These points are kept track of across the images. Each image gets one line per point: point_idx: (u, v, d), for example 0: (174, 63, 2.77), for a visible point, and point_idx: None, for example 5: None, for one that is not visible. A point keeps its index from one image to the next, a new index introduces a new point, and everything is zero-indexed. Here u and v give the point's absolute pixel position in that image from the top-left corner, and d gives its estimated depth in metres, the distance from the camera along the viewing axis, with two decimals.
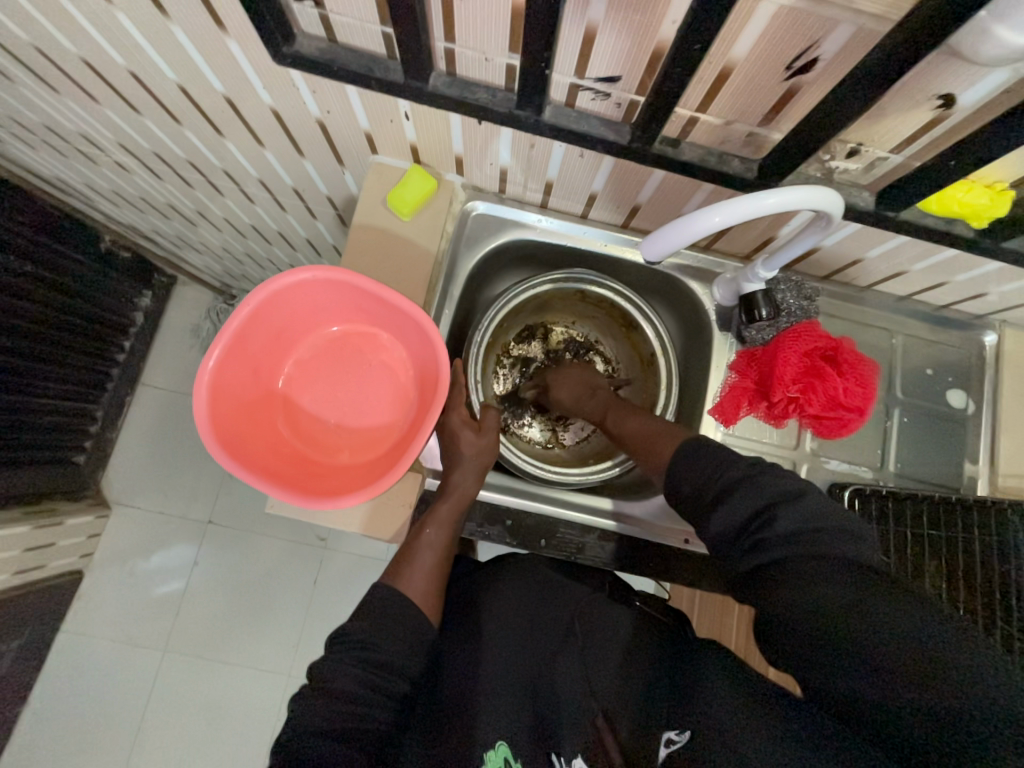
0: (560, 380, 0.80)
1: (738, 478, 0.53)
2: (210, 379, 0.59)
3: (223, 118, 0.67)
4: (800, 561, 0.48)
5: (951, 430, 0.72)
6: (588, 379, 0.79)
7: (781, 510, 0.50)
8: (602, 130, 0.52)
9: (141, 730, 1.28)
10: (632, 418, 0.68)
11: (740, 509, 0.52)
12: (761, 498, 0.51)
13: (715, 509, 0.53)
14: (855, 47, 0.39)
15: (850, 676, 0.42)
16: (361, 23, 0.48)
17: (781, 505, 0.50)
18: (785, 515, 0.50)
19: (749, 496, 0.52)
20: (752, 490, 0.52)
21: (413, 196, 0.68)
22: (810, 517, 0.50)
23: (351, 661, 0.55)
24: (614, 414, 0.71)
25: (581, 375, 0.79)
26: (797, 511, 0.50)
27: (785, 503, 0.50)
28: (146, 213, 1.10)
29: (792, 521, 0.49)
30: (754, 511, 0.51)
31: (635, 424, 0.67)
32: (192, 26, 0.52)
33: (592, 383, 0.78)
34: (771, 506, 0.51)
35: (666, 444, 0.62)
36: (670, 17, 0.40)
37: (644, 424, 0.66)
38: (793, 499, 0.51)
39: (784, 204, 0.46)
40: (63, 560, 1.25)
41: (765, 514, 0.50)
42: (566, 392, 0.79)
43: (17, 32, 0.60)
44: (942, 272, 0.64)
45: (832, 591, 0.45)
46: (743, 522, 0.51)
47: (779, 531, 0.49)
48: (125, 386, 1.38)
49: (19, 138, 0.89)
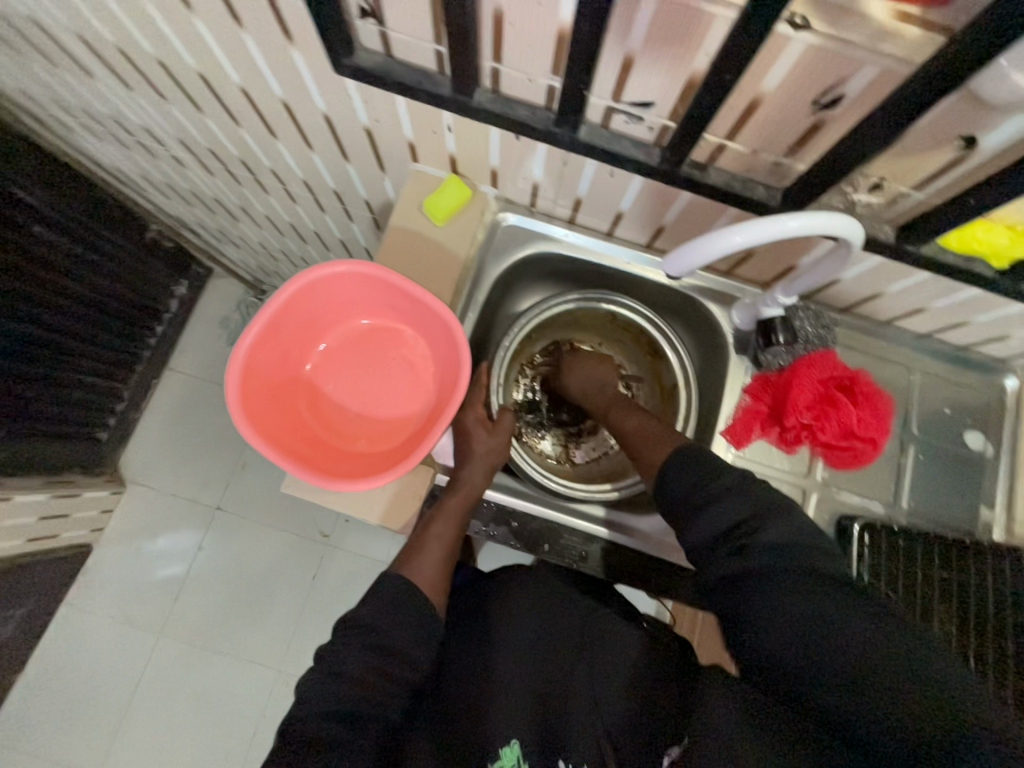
0: (571, 370, 0.82)
1: (723, 488, 0.55)
2: (244, 358, 0.62)
3: (278, 120, 0.72)
4: (774, 574, 0.48)
5: (968, 473, 0.71)
6: (597, 372, 0.80)
7: (768, 523, 0.51)
8: (633, 151, 0.55)
9: (128, 711, 1.28)
10: (632, 418, 0.71)
11: (725, 516, 0.53)
12: (747, 509, 0.53)
13: (702, 512, 0.54)
14: (880, 87, 0.41)
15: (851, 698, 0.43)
16: (417, 41, 0.52)
17: (767, 517, 0.52)
18: (772, 525, 0.51)
19: (735, 506, 0.53)
20: (737, 499, 0.54)
21: (448, 203, 0.71)
22: (795, 532, 0.51)
23: (359, 646, 0.55)
24: (616, 412, 0.74)
25: (593, 367, 0.81)
26: (784, 526, 0.51)
27: (769, 518, 0.52)
28: (192, 205, 1.16)
29: (778, 532, 0.50)
30: (737, 520, 0.53)
31: (635, 424, 0.70)
32: (262, 36, 0.57)
33: (602, 377, 0.79)
34: (755, 517, 0.52)
35: (659, 449, 0.64)
36: (705, 49, 0.42)
37: (641, 424, 0.69)
38: (774, 514, 0.52)
39: (807, 228, 0.47)
40: (74, 532, 1.29)
41: (748, 526, 0.52)
42: (575, 380, 0.81)
43: (104, 32, 0.66)
44: (964, 311, 0.64)
45: (809, 603, 0.46)
46: (726, 529, 0.53)
47: (765, 539, 0.50)
48: (153, 369, 1.43)
49: (88, 130, 0.97)
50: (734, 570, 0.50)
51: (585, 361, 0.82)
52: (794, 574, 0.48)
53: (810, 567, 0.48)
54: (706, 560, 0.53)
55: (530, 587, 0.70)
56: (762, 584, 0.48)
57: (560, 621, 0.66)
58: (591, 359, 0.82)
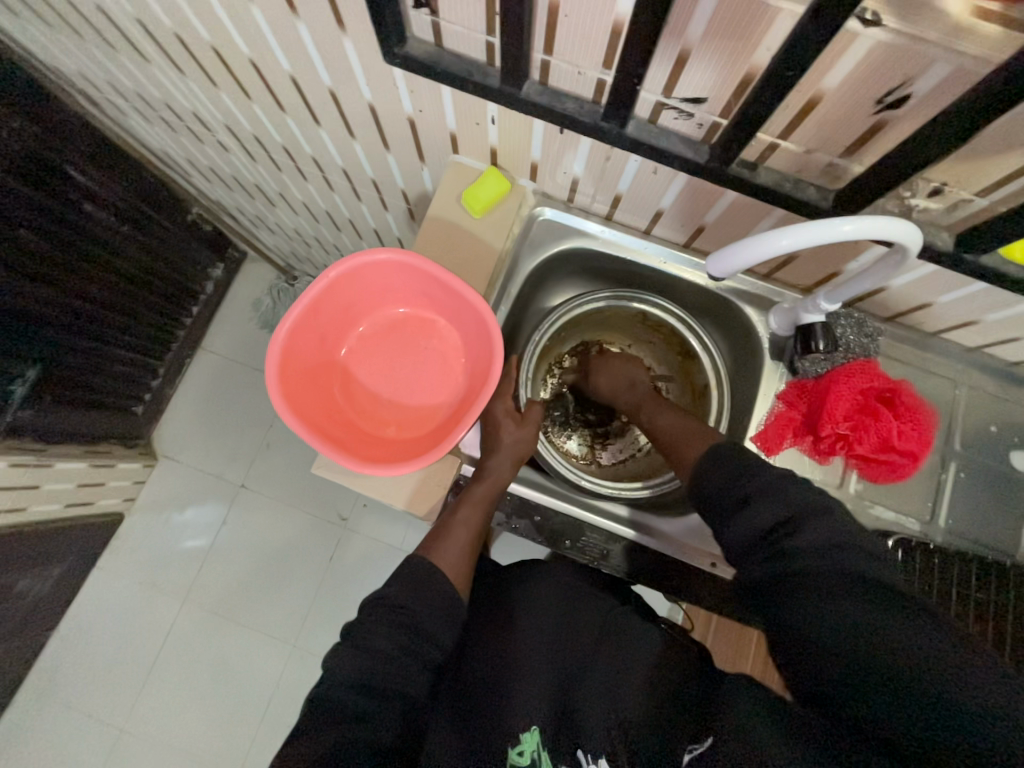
0: (599, 369, 0.83)
1: (761, 485, 0.56)
2: (284, 341, 0.64)
3: (323, 107, 0.73)
4: (827, 581, 0.48)
5: (1012, 495, 0.68)
6: (627, 370, 0.81)
7: (809, 523, 0.51)
8: (681, 147, 0.54)
9: (151, 674, 1.34)
10: (666, 417, 0.73)
11: (757, 519, 0.54)
12: (783, 509, 0.53)
13: (739, 512, 0.55)
14: (952, 86, 0.39)
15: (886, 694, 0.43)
16: (468, 31, 0.52)
17: (806, 519, 0.52)
18: (810, 527, 0.51)
19: (774, 506, 0.54)
20: (775, 499, 0.54)
21: (487, 195, 0.71)
22: (838, 534, 0.50)
23: (388, 623, 0.57)
24: (649, 410, 0.75)
25: (622, 366, 0.82)
26: (823, 527, 0.51)
27: (812, 517, 0.52)
28: (233, 190, 1.19)
29: (817, 533, 0.51)
30: (776, 521, 0.53)
31: (669, 423, 0.71)
32: (316, 24, 0.58)
33: (633, 375, 0.80)
34: (794, 517, 0.52)
35: (694, 443, 0.66)
36: (765, 45, 0.41)
37: (677, 423, 0.71)
38: (817, 515, 0.52)
39: (862, 231, 0.45)
40: (109, 499, 1.34)
41: (787, 526, 0.52)
42: (604, 380, 0.82)
43: (162, 17, 0.68)
44: (1019, 326, 0.61)
45: (842, 605, 0.46)
46: (763, 529, 0.53)
47: (805, 542, 0.50)
48: (187, 349, 1.48)
49: (139, 112, 1.00)
50: (770, 571, 0.51)
51: (612, 361, 0.83)
52: (848, 581, 0.48)
53: (851, 571, 0.48)
54: (743, 560, 0.54)
55: (553, 582, 0.71)
56: (796, 585, 0.49)
57: (582, 615, 0.67)
58: (620, 358, 0.82)
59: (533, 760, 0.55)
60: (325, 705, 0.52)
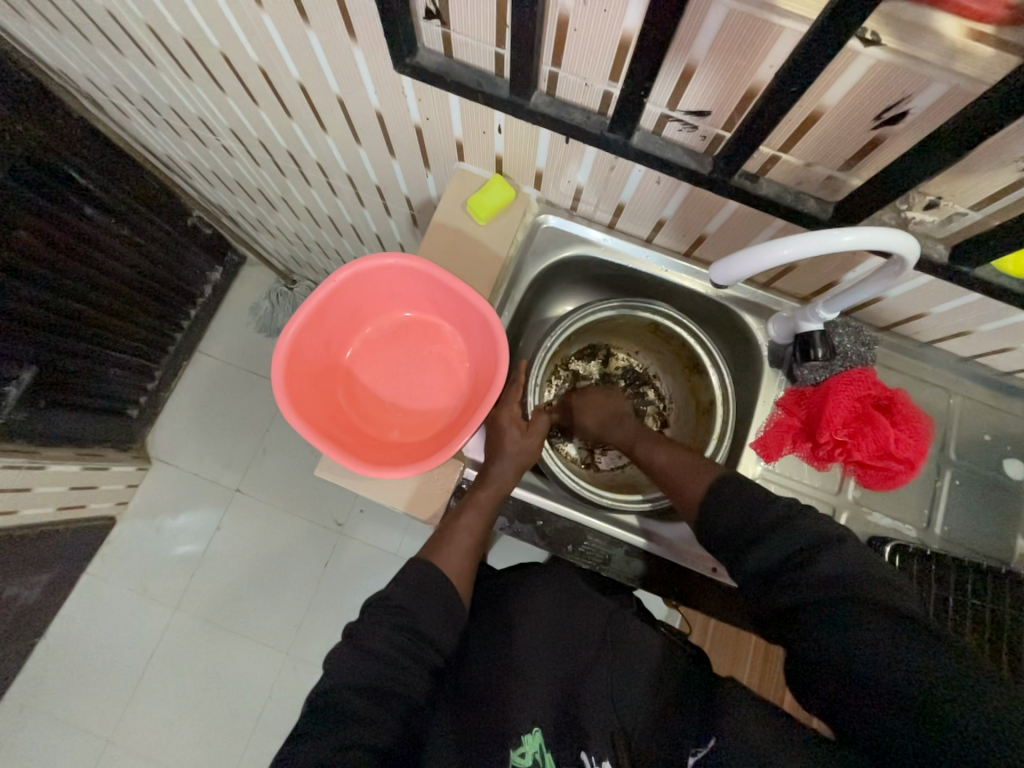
0: (587, 404, 0.80)
1: (776, 520, 0.57)
2: (290, 344, 0.64)
3: (330, 114, 0.74)
4: (826, 603, 0.50)
5: (1006, 502, 0.69)
6: (614, 405, 0.80)
7: (821, 553, 0.53)
8: (685, 159, 0.55)
9: (140, 682, 1.32)
10: (662, 450, 0.71)
11: (774, 551, 0.56)
12: (798, 541, 0.55)
13: (753, 547, 0.57)
14: (948, 104, 0.41)
15: (890, 712, 0.44)
16: (479, 43, 0.53)
17: (822, 547, 0.54)
18: (826, 555, 0.53)
19: (787, 539, 0.55)
20: (787, 533, 0.56)
21: (492, 203, 0.72)
22: (850, 562, 0.52)
23: (388, 625, 0.57)
24: (644, 446, 0.74)
25: (608, 400, 0.81)
26: (836, 557, 0.53)
27: (826, 547, 0.54)
28: (235, 194, 1.19)
29: (833, 563, 0.52)
30: (792, 552, 0.55)
31: (665, 457, 0.70)
32: (326, 32, 0.59)
33: (620, 409, 0.80)
34: (810, 547, 0.54)
35: (698, 474, 0.65)
36: (768, 61, 0.43)
37: (673, 457, 0.69)
38: (830, 544, 0.54)
39: (860, 242, 0.47)
40: (101, 503, 1.32)
41: (804, 554, 0.54)
42: (594, 415, 0.79)
43: (172, 23, 0.69)
44: (1010, 337, 0.63)
45: (859, 629, 0.47)
46: (781, 561, 0.55)
47: (819, 570, 0.52)
48: (184, 352, 1.47)
49: (144, 116, 1.00)
50: (788, 599, 0.53)
51: (599, 395, 0.81)
52: (848, 604, 0.49)
53: (860, 596, 0.50)
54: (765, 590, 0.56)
55: (555, 584, 0.71)
56: (813, 609, 0.51)
57: (585, 618, 0.67)
58: (603, 391, 0.82)
59: (535, 760, 0.55)
60: (324, 707, 0.52)
